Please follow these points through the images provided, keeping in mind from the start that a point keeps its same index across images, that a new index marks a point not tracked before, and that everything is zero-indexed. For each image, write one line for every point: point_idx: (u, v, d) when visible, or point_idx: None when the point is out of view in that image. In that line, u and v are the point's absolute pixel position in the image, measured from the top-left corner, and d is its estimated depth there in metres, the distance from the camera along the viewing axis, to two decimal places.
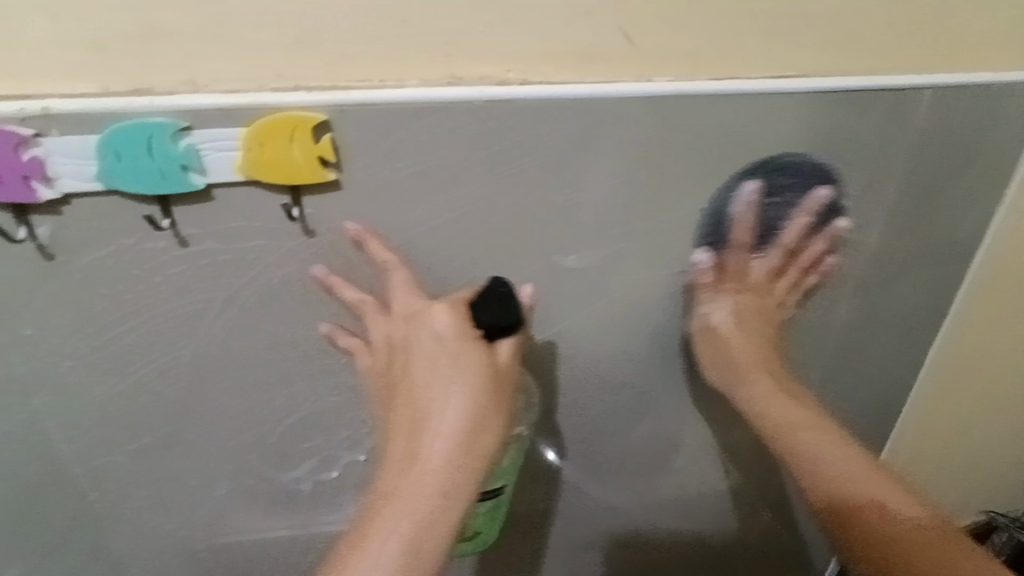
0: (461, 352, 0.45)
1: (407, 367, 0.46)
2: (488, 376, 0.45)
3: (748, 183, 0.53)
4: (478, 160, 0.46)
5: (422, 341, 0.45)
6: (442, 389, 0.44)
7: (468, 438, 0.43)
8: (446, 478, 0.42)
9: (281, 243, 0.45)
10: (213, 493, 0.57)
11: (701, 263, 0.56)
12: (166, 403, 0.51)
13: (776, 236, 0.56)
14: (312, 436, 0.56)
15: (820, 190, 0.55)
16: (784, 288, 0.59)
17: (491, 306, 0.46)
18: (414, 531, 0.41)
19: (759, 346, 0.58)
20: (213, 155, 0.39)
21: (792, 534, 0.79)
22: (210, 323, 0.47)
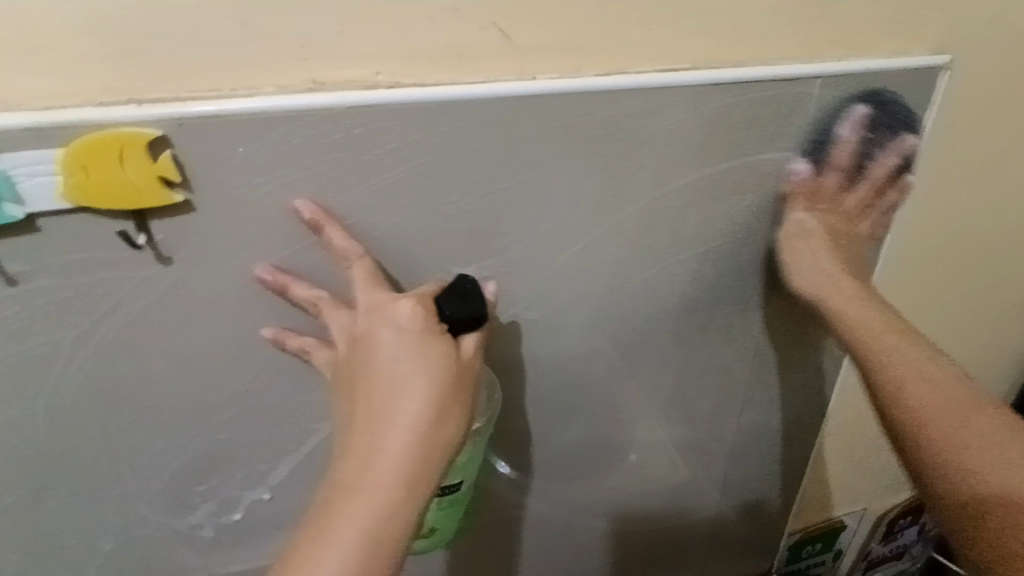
0: (425, 343, 0.43)
1: (366, 357, 0.43)
2: (451, 368, 0.43)
3: (859, 106, 0.55)
4: (352, 170, 0.43)
5: (387, 331, 0.43)
6: (405, 381, 0.41)
7: (431, 431, 0.41)
8: (404, 469, 0.40)
9: (136, 273, 0.41)
10: (105, 549, 0.52)
11: (800, 176, 0.57)
12: (26, 458, 0.46)
13: (866, 172, 0.60)
14: (211, 475, 0.52)
15: (910, 137, 0.59)
16: (856, 215, 0.61)
17: (457, 297, 0.45)
18: (374, 528, 0.38)
19: (851, 261, 0.60)
20: (29, 181, 0.35)
21: (749, 517, 0.82)
22: (65, 367, 0.43)
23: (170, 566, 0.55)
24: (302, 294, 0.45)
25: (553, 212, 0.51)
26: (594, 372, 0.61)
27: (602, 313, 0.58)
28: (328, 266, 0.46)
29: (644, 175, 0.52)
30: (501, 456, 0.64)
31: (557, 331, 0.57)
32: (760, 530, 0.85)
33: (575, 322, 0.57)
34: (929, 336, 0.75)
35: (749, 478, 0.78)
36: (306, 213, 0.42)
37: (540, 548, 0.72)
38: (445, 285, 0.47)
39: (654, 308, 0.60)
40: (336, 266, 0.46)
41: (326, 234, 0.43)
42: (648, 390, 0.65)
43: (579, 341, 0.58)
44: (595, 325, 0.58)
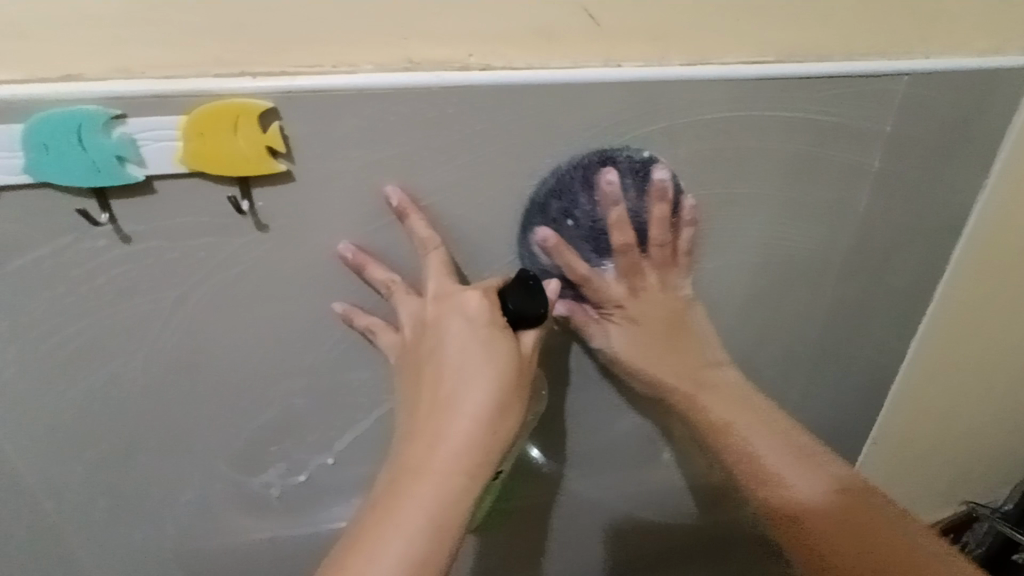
0: (492, 336, 0.44)
1: (434, 344, 0.44)
2: (515, 362, 0.44)
3: (534, 231, 0.49)
4: (439, 149, 0.44)
5: (455, 321, 0.44)
6: (472, 371, 0.42)
7: (495, 420, 0.42)
8: (466, 456, 0.41)
9: (235, 239, 0.43)
10: (181, 502, 0.55)
11: (570, 305, 0.55)
12: (120, 410, 0.48)
13: (602, 241, 0.51)
14: (282, 439, 0.54)
15: (607, 175, 0.48)
16: (656, 286, 0.53)
17: (521, 293, 0.46)
18: (438, 509, 0.39)
19: (665, 343, 0.55)
20: (152, 145, 0.37)
21: None
22: (163, 326, 0.45)
23: (237, 523, 0.58)
24: (377, 275, 0.46)
25: None
26: None
27: None
28: (399, 248, 0.47)
29: (718, 168, 0.52)
30: (533, 443, 0.64)
31: None
32: None
33: None
34: (993, 346, 0.73)
35: None
36: (394, 200, 0.44)
37: (582, 533, 0.73)
38: (508, 279, 0.48)
39: (712, 303, 0.60)
40: (411, 252, 0.47)
41: (409, 221, 0.45)
42: None
43: None
44: None
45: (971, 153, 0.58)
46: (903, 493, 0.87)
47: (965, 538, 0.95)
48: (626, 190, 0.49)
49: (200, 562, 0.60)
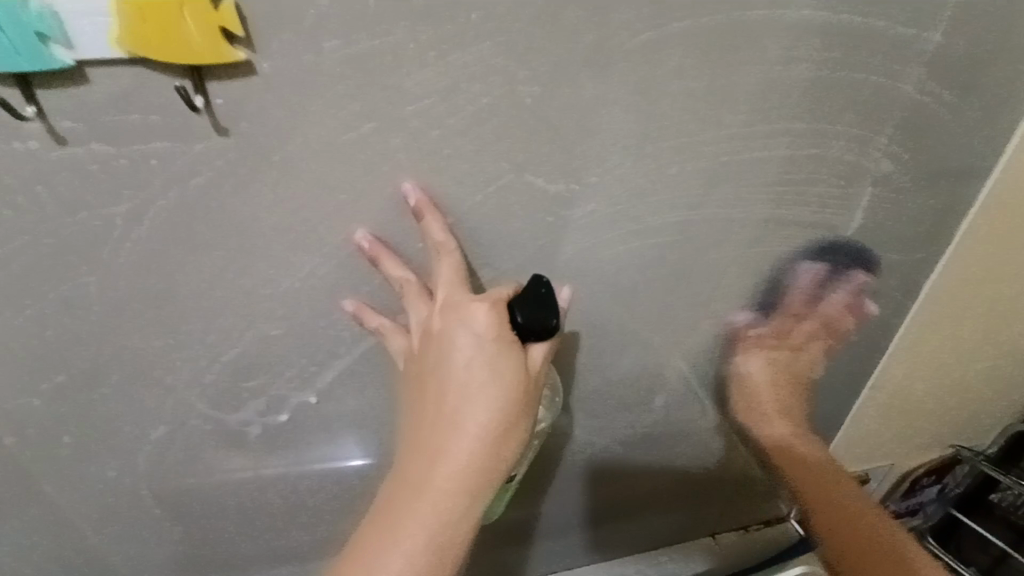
0: (499, 352, 0.45)
1: (442, 357, 0.46)
2: (520, 378, 0.46)
3: (803, 262, 0.62)
4: (427, 44, 0.38)
5: (462, 335, 0.45)
6: (476, 391, 0.44)
7: (498, 437, 0.45)
8: (471, 474, 0.44)
9: (190, 147, 0.37)
10: (156, 439, 0.52)
11: (740, 322, 0.65)
12: (78, 340, 0.44)
13: (823, 289, 0.65)
14: (260, 376, 0.51)
15: (859, 272, 0.65)
16: (807, 328, 0.70)
17: (531, 305, 0.46)
18: (443, 529, 0.43)
19: (776, 379, 0.73)
20: (80, 21, 0.31)
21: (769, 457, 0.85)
22: (117, 248, 0.40)
23: (214, 460, 0.55)
24: (392, 271, 0.46)
25: (640, 116, 0.45)
26: (652, 302, 0.59)
27: (673, 241, 0.54)
28: (415, 246, 0.47)
29: (744, 82, 0.46)
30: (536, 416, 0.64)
31: (623, 255, 0.54)
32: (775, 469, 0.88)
33: (641, 246, 0.54)
34: (1004, 290, 0.71)
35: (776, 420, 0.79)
36: (412, 198, 0.43)
37: (570, 472, 0.72)
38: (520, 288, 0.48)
39: (723, 240, 0.56)
40: (427, 252, 0.48)
41: (426, 221, 0.44)
42: (701, 327, 0.63)
43: (641, 267, 0.55)
44: (664, 254, 0.55)
45: (1015, 78, 0.53)
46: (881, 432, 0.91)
47: (947, 480, 1.07)
48: (826, 269, 0.63)
49: (178, 499, 0.57)
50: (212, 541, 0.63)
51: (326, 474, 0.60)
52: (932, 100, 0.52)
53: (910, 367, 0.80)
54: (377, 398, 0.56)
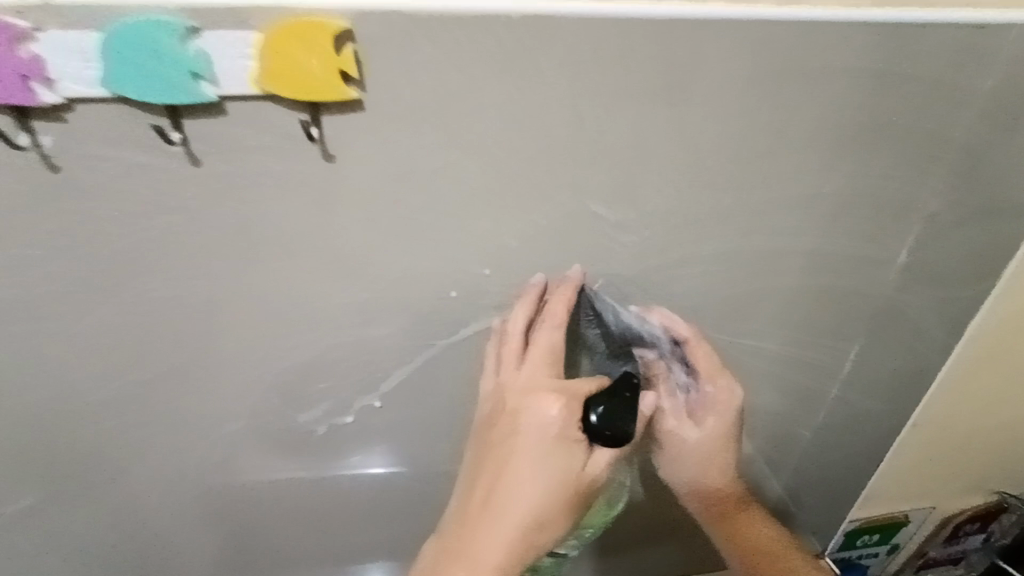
0: (560, 449, 0.49)
1: (513, 431, 0.51)
2: (571, 479, 0.50)
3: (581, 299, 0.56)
4: (509, 85, 0.42)
5: (534, 419, 0.50)
6: (528, 482, 0.49)
7: (534, 531, 0.49)
8: (501, 561, 0.48)
9: (300, 167, 0.43)
10: (233, 430, 0.57)
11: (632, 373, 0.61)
12: (179, 334, 0.49)
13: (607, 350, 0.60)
14: (331, 378, 0.55)
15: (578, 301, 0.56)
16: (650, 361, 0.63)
17: (614, 413, 0.50)
18: None
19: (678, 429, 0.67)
20: (226, 62, 0.36)
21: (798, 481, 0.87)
22: (225, 253, 0.45)
23: (283, 453, 0.60)
24: (514, 325, 0.53)
25: (696, 152, 0.49)
26: (698, 327, 0.62)
27: (723, 269, 0.57)
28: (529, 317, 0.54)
29: (796, 123, 0.49)
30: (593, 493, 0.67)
31: (673, 281, 0.57)
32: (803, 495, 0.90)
33: (691, 273, 0.57)
34: None
35: (810, 447, 0.81)
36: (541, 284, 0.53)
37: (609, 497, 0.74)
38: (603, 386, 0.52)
39: (770, 271, 0.59)
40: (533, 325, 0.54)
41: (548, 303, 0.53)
42: (745, 354, 0.66)
43: (690, 294, 0.58)
44: (713, 283, 0.58)
45: None
46: (923, 471, 0.91)
47: (992, 528, 1.06)
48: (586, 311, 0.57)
49: (246, 489, 0.62)
50: (271, 531, 0.67)
51: (381, 474, 0.65)
52: (980, 142, 0.54)
53: (955, 402, 0.80)
54: (435, 406, 0.60)
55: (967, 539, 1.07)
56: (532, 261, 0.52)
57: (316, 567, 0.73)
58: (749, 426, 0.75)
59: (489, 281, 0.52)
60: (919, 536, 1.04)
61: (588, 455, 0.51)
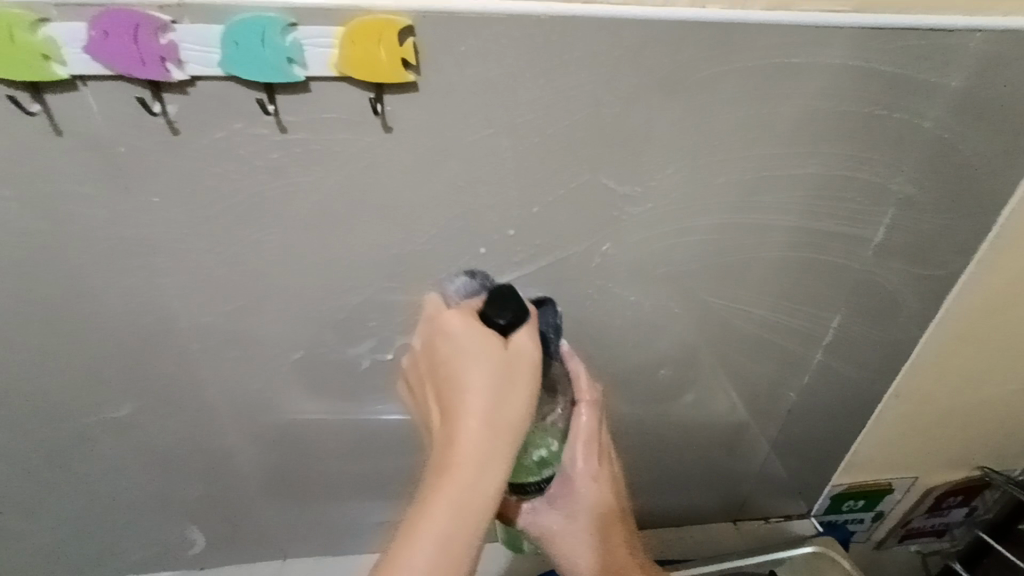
0: (479, 339, 0.51)
1: (440, 353, 0.54)
2: (498, 357, 0.51)
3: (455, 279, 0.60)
4: (539, 72, 0.51)
5: (448, 334, 0.53)
6: (467, 379, 0.50)
7: (492, 416, 0.50)
8: (474, 453, 0.49)
9: (364, 136, 0.52)
10: (294, 358, 0.67)
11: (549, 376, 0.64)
12: (256, 273, 0.59)
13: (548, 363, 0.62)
14: (377, 319, 0.65)
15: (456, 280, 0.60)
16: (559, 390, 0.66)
17: (505, 305, 0.53)
18: (458, 516, 0.49)
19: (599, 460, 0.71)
20: (315, 50, 0.46)
21: (786, 441, 0.95)
22: (299, 206, 0.55)
23: (334, 382, 0.71)
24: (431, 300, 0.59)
25: (694, 134, 0.57)
26: (695, 292, 0.70)
27: (717, 239, 0.65)
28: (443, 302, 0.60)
29: (784, 112, 0.57)
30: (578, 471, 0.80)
31: (673, 248, 0.65)
32: (790, 454, 0.98)
33: (687, 242, 0.65)
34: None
35: (797, 409, 0.89)
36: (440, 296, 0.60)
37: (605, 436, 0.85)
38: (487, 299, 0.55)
39: (760, 242, 0.67)
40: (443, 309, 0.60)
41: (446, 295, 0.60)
42: (736, 319, 0.74)
43: (688, 260, 0.67)
44: (709, 251, 0.66)
45: None
46: (904, 440, 0.98)
47: (976, 503, 1.15)
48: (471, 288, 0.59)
49: (301, 412, 0.73)
50: (319, 452, 0.79)
51: None
52: (952, 133, 0.61)
53: (934, 374, 0.87)
54: None
55: (952, 512, 1.16)
56: (551, 226, 0.61)
57: (355, 484, 0.85)
58: (740, 386, 0.84)
59: (514, 240, 0.61)
60: (902, 505, 1.12)
61: (503, 337, 0.52)
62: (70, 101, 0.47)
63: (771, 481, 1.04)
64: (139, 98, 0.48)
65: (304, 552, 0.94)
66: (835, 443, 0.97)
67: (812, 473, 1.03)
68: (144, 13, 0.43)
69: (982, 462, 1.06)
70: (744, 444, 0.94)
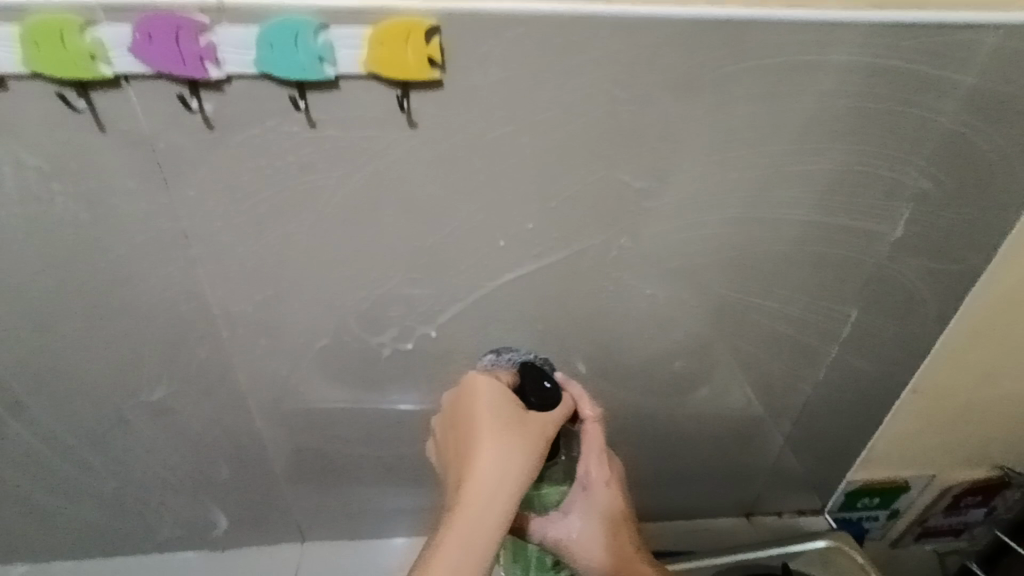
0: (503, 407, 0.60)
1: (465, 412, 0.61)
2: (516, 421, 0.59)
3: (487, 355, 0.70)
4: (560, 71, 0.52)
5: (475, 396, 0.61)
6: (486, 436, 0.58)
7: (504, 471, 0.57)
8: (485, 501, 0.56)
9: (390, 133, 0.54)
10: (319, 346, 0.70)
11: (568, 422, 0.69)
12: (285, 264, 0.62)
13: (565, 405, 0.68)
14: (399, 310, 0.67)
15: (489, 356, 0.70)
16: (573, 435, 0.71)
17: (536, 386, 0.64)
18: (462, 560, 0.54)
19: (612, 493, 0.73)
20: (345, 49, 0.48)
21: (800, 437, 0.96)
22: (327, 200, 0.58)
23: (356, 370, 0.73)
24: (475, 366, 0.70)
25: (712, 131, 0.58)
26: (710, 286, 0.71)
27: (733, 234, 0.66)
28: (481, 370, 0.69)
29: (801, 108, 0.57)
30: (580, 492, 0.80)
31: (689, 242, 0.66)
32: (804, 449, 0.99)
33: (703, 236, 0.66)
34: None
35: (811, 404, 0.90)
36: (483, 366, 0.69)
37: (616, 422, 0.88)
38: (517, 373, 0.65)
39: (776, 238, 0.67)
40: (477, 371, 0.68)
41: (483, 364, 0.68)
42: (750, 313, 0.75)
43: (703, 254, 0.68)
44: (725, 246, 0.67)
45: None
46: (921, 437, 0.98)
47: (995, 503, 1.14)
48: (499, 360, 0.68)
49: (325, 398, 0.76)
50: (341, 438, 0.82)
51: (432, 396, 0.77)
52: (971, 129, 0.61)
53: (953, 371, 0.87)
54: (481, 339, 0.71)
55: (970, 511, 1.15)
56: (569, 220, 0.62)
57: (375, 471, 0.87)
58: (754, 380, 0.84)
59: (533, 234, 0.63)
60: (920, 503, 1.11)
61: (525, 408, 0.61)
62: (114, 99, 0.50)
63: (785, 475, 1.04)
64: (179, 95, 0.50)
65: (325, 535, 0.98)
66: (850, 438, 0.97)
67: (826, 468, 1.03)
68: (187, 15, 0.45)
69: (1004, 463, 1.07)
70: (758, 438, 0.95)
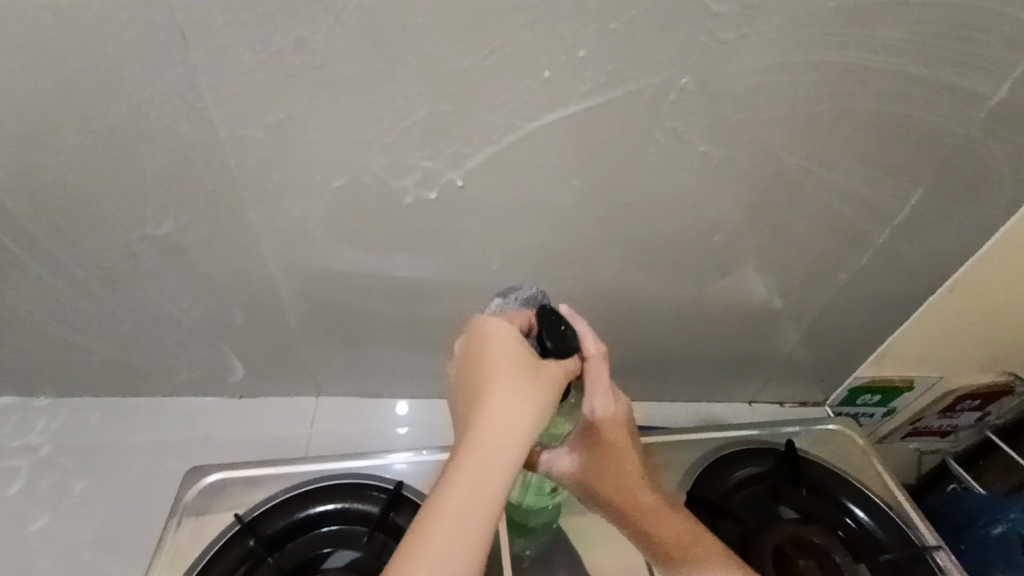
0: (516, 349, 0.57)
1: (475, 356, 0.58)
2: (530, 363, 0.56)
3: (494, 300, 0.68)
4: None
5: (485, 339, 0.58)
6: (499, 377, 0.55)
7: (518, 409, 0.53)
8: (498, 437, 0.52)
9: None
10: (335, 187, 0.64)
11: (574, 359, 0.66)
12: (299, 81, 0.54)
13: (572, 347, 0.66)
14: (424, 148, 0.61)
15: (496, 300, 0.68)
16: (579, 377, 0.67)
17: (550, 333, 0.61)
18: (473, 495, 0.50)
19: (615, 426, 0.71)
20: None
21: (824, 327, 0.93)
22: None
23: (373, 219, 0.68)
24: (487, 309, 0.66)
25: None
26: (770, 147, 0.64)
27: (810, 83, 0.58)
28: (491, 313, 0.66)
29: None
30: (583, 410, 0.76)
31: (759, 90, 0.58)
32: (824, 341, 0.97)
33: (776, 83, 0.57)
34: None
35: (844, 293, 0.86)
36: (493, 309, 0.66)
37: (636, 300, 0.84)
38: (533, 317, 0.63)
39: (857, 91, 0.59)
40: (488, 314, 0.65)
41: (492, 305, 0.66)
42: (806, 184, 0.68)
43: (771, 107, 0.59)
44: (797, 98, 0.59)
45: None
46: (947, 336, 0.96)
47: (990, 409, 1.14)
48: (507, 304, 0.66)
49: (340, 247, 0.72)
50: (355, 292, 0.79)
51: (453, 254, 0.73)
52: None
53: (1004, 265, 0.82)
54: (510, 190, 0.66)
55: (963, 416, 1.15)
56: (628, 49, 0.54)
57: (390, 329, 0.86)
58: (791, 262, 0.80)
59: (583, 65, 0.54)
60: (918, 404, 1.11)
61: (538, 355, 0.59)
62: None
63: (798, 368, 1.04)
64: None
65: (338, 389, 1.00)
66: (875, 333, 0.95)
67: (841, 361, 1.02)
68: None
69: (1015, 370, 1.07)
70: (782, 327, 0.93)
